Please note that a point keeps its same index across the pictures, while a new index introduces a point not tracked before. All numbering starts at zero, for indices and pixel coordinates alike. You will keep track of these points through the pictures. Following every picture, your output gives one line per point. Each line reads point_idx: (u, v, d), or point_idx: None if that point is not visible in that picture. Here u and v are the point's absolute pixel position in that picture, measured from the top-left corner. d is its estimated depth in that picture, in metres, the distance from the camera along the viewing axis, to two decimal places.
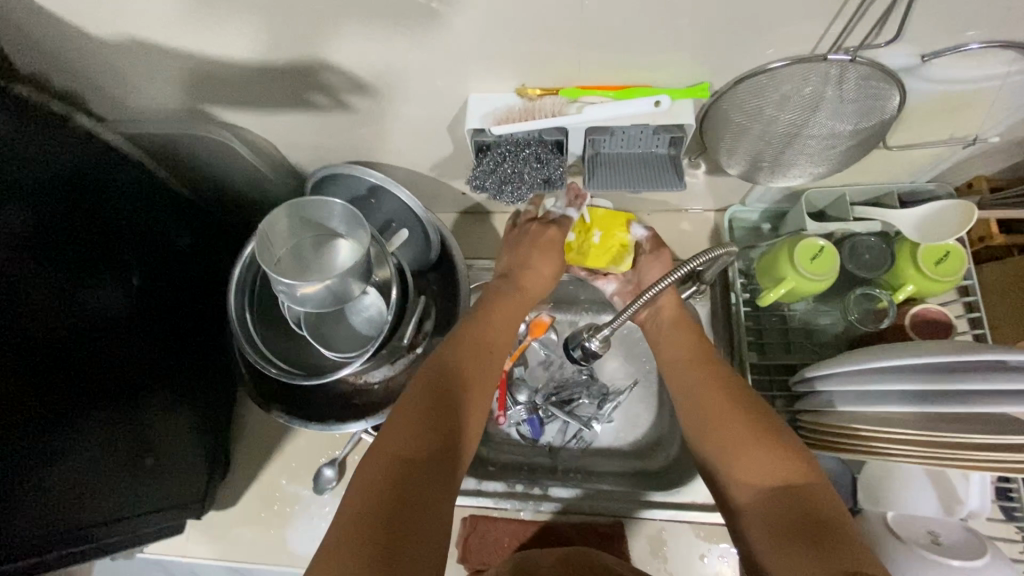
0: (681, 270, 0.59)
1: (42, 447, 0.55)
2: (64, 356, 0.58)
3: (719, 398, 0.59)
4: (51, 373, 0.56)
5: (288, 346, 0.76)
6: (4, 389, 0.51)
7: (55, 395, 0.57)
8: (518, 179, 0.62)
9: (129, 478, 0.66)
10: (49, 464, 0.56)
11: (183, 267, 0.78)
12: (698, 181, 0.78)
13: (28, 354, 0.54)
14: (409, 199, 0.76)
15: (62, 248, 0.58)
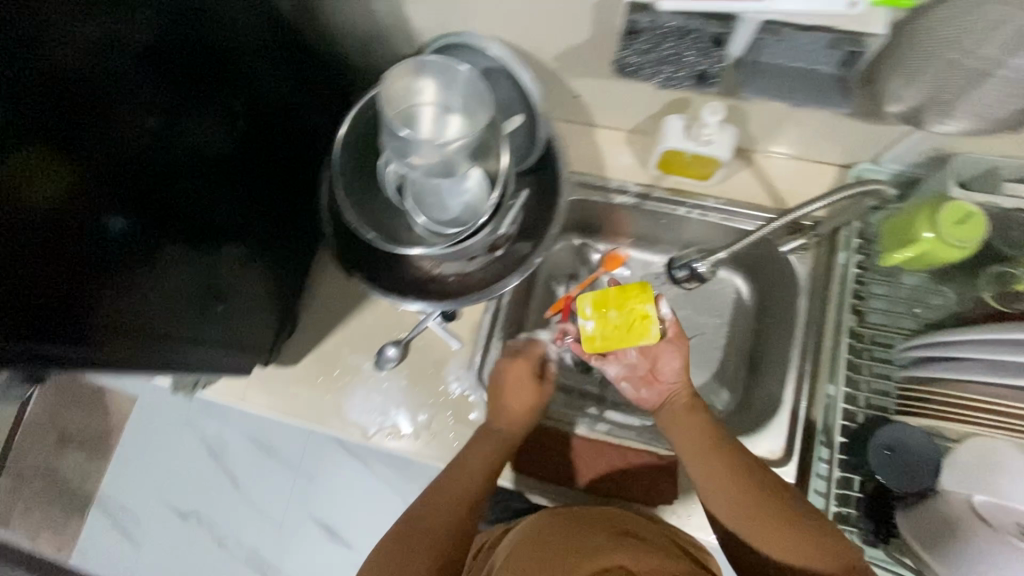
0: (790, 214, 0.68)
1: (127, 266, 0.54)
2: (160, 177, 0.57)
3: (735, 486, 0.64)
4: (147, 193, 0.55)
5: (378, 214, 0.73)
6: (96, 196, 0.50)
7: (148, 217, 0.56)
8: (674, 68, 0.58)
9: (200, 317, 0.67)
10: (130, 286, 0.55)
11: (286, 119, 0.76)
12: (837, 124, 0.72)
13: (126, 165, 0.53)
14: (529, 83, 0.72)
15: (178, 66, 0.56)
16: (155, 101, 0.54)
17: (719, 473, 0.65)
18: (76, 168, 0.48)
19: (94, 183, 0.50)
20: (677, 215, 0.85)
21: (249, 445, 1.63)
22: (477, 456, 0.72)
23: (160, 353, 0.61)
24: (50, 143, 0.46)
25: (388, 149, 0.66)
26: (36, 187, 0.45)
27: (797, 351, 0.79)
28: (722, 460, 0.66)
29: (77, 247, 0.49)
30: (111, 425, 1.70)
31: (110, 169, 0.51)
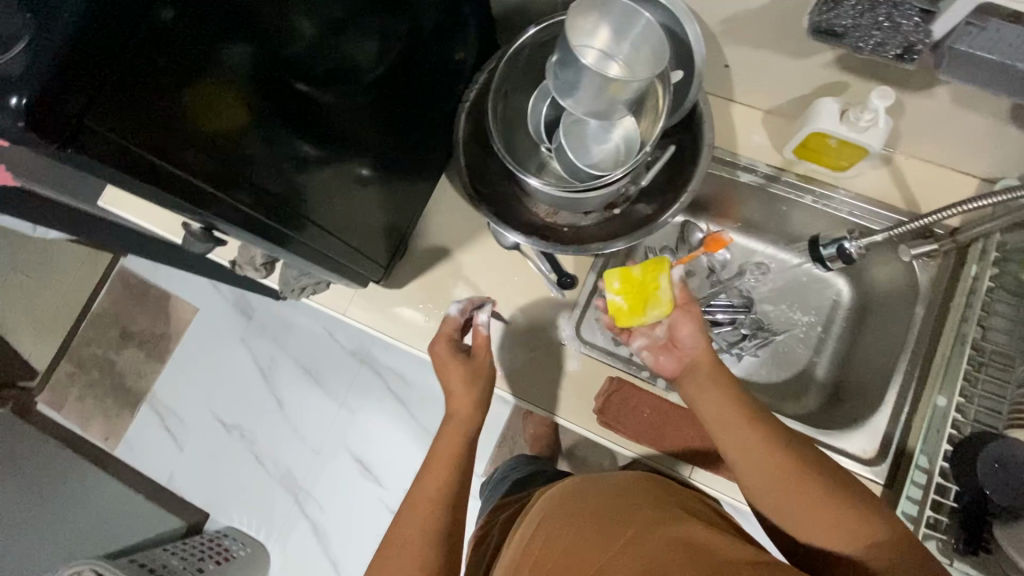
0: (931, 217, 0.70)
1: (253, 143, 0.56)
2: (298, 66, 0.58)
3: (777, 464, 0.60)
4: (282, 77, 0.56)
5: (520, 153, 0.78)
6: (243, 68, 0.51)
7: (277, 101, 0.57)
8: (886, 37, 0.54)
9: (319, 212, 0.69)
10: (255, 164, 0.57)
11: (434, 50, 0.79)
12: (1001, 132, 0.70)
13: (283, 64, 0.55)
14: (694, 38, 0.70)
15: None
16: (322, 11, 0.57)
17: (760, 448, 0.62)
18: (250, 59, 0.51)
19: (256, 76, 0.53)
20: (800, 202, 0.84)
21: (299, 372, 1.67)
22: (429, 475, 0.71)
23: (293, 244, 0.66)
24: (237, 33, 0.48)
25: (549, 79, 0.68)
26: (211, 69, 0.47)
27: (905, 357, 0.78)
28: (755, 435, 0.62)
29: (234, 132, 0.53)
30: (171, 330, 1.76)
31: (270, 67, 0.54)
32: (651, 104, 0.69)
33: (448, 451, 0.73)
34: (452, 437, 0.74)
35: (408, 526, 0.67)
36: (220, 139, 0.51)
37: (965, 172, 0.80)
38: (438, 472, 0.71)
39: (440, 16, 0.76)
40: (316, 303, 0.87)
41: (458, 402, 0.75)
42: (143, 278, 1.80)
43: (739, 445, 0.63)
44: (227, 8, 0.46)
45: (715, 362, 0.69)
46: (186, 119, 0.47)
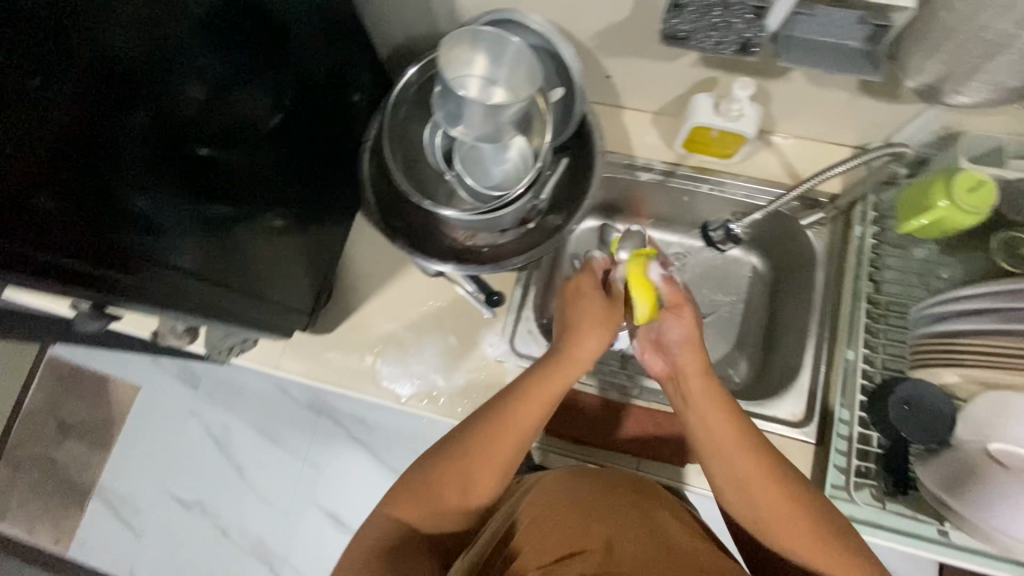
0: (806, 184, 0.75)
1: (160, 214, 0.56)
2: (196, 135, 0.59)
3: (772, 504, 0.60)
4: (181, 149, 0.57)
5: (426, 183, 0.79)
6: (136, 145, 0.51)
7: (181, 171, 0.58)
8: (722, 36, 0.59)
9: (235, 274, 0.69)
10: (164, 234, 0.57)
11: (329, 97, 0.80)
12: (856, 104, 0.77)
13: (175, 133, 0.56)
14: (569, 57, 0.75)
15: (224, 34, 0.58)
16: (209, 75, 0.58)
17: (753, 482, 0.61)
18: (137, 133, 0.51)
19: (146, 149, 0.53)
20: (699, 191, 0.89)
21: (255, 433, 1.62)
22: (521, 408, 0.65)
23: (208, 308, 0.65)
24: (116, 112, 0.48)
25: (438, 113, 0.70)
26: (100, 148, 0.48)
27: (815, 320, 0.83)
28: (754, 470, 0.61)
29: (130, 210, 0.52)
30: (114, 413, 1.67)
31: (162, 137, 0.54)
32: (539, 122, 0.73)
33: (549, 401, 0.67)
34: (552, 381, 0.67)
35: (465, 435, 0.65)
36: (119, 215, 0.51)
37: (838, 143, 0.87)
38: (532, 411, 0.66)
39: (331, 67, 0.78)
40: (246, 361, 0.86)
41: (584, 351, 0.69)
42: (76, 363, 1.71)
43: (729, 470, 0.63)
44: (111, 89, 0.47)
45: (714, 382, 0.66)
46: (72, 205, 0.47)
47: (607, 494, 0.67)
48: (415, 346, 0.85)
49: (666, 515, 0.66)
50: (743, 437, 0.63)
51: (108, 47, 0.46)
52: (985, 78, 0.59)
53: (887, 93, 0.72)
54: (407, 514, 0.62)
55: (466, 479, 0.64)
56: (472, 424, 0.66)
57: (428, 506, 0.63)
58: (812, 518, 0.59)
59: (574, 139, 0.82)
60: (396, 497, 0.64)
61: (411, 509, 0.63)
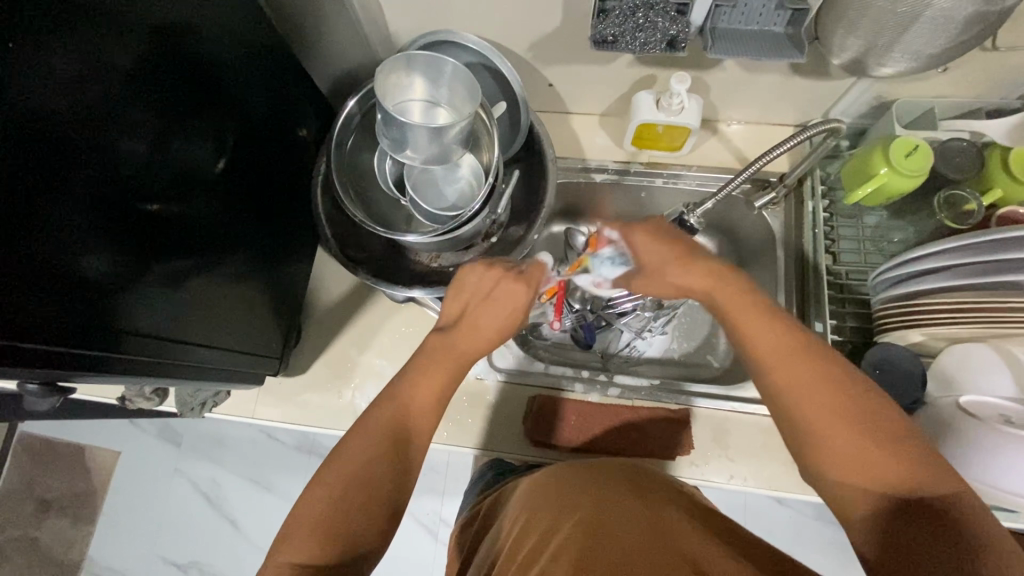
0: (754, 166, 0.74)
1: (112, 276, 0.54)
2: (142, 192, 0.57)
3: (829, 410, 0.49)
4: (129, 212, 0.56)
5: (383, 210, 0.78)
6: (81, 215, 0.50)
7: (133, 232, 0.56)
8: (648, 35, 0.60)
9: (198, 318, 0.66)
10: (119, 295, 0.55)
11: (273, 137, 0.80)
12: (791, 85, 0.79)
13: (117, 192, 0.54)
14: (508, 71, 0.76)
15: (158, 90, 0.57)
16: (144, 129, 0.56)
17: (801, 374, 0.51)
18: (76, 198, 0.50)
19: (88, 214, 0.51)
20: (654, 186, 0.90)
21: (245, 484, 1.57)
22: (410, 395, 0.60)
23: (171, 367, 0.63)
24: (51, 181, 0.47)
25: (383, 140, 0.69)
26: (40, 224, 0.47)
27: (782, 298, 0.84)
28: (807, 367, 0.51)
29: (81, 275, 0.51)
30: (94, 483, 1.61)
31: (103, 199, 0.52)
32: (485, 139, 0.75)
33: (440, 382, 0.62)
34: (444, 360, 0.63)
35: (362, 429, 0.57)
36: (69, 287, 0.49)
37: (780, 124, 0.89)
38: (426, 392, 0.60)
39: (272, 107, 0.78)
40: (221, 414, 0.83)
41: (483, 324, 0.65)
42: (48, 438, 1.64)
43: (774, 374, 0.52)
44: (44, 163, 0.46)
45: (732, 287, 0.59)
46: (19, 281, 0.45)
47: (588, 485, 0.65)
48: (393, 376, 0.84)
49: (667, 507, 0.60)
50: (784, 329, 0.54)
51: (31, 117, 0.45)
52: (904, 48, 0.61)
53: (818, 72, 0.75)
54: (310, 552, 0.50)
55: (368, 483, 0.54)
56: (369, 418, 0.59)
57: (336, 508, 0.53)
58: (872, 422, 0.48)
59: (524, 149, 0.82)
60: (287, 541, 0.51)
61: (320, 515, 0.52)
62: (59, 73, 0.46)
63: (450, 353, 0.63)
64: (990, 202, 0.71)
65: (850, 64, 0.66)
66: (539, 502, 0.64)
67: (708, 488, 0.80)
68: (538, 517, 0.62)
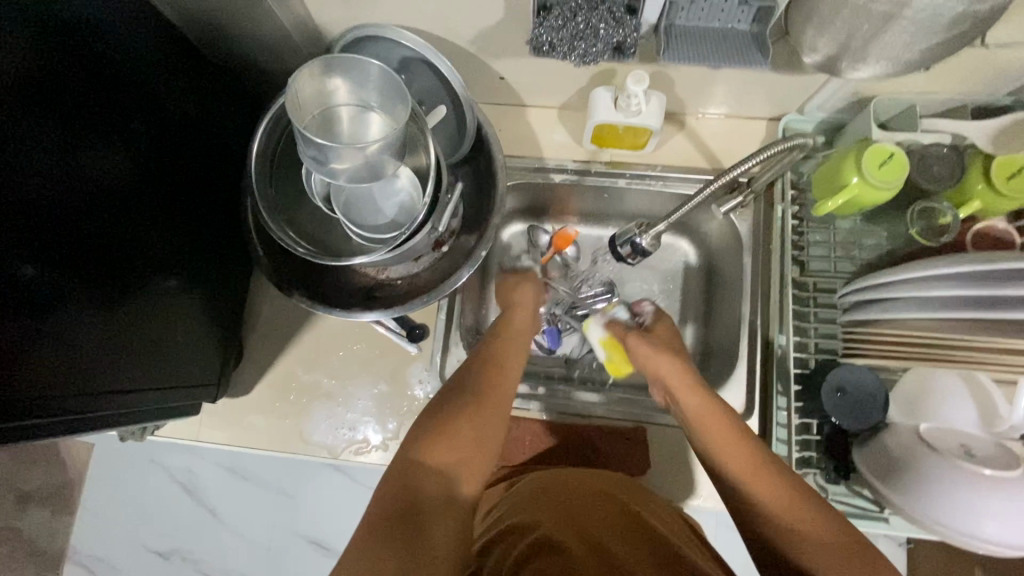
0: (733, 172, 0.66)
1: (22, 315, 0.48)
2: (54, 220, 0.51)
3: (743, 452, 0.60)
4: (41, 238, 0.50)
5: (317, 225, 0.72)
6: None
7: (45, 263, 0.51)
8: (592, 42, 0.53)
9: (129, 354, 0.61)
10: (28, 334, 0.49)
11: (203, 144, 0.73)
12: (761, 79, 0.72)
13: (16, 223, 0.48)
14: (449, 70, 0.68)
15: (65, 101, 0.51)
16: (43, 147, 0.50)
17: (710, 420, 0.64)
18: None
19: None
20: (618, 186, 0.84)
21: (222, 474, 1.56)
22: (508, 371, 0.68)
23: (95, 402, 0.57)
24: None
25: (304, 159, 0.62)
26: None
27: (747, 307, 0.80)
28: (727, 429, 0.62)
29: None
30: (70, 476, 1.60)
31: (2, 231, 0.46)
32: (421, 140, 0.68)
33: (517, 371, 0.70)
34: (506, 347, 0.72)
35: (465, 393, 0.63)
36: None
37: (752, 117, 0.82)
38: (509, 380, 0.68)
39: (197, 113, 0.71)
40: (162, 438, 0.80)
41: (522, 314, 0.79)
42: None
43: (707, 438, 0.63)
44: None
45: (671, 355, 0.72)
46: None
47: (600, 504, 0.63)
48: (344, 396, 0.80)
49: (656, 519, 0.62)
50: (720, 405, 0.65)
51: None
52: (878, 52, 0.54)
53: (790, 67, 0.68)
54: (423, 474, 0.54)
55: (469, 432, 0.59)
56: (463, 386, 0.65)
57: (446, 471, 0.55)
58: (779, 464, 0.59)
59: (473, 154, 0.76)
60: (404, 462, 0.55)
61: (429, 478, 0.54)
62: None
63: (512, 346, 0.72)
64: (967, 215, 0.68)
65: (822, 64, 0.59)
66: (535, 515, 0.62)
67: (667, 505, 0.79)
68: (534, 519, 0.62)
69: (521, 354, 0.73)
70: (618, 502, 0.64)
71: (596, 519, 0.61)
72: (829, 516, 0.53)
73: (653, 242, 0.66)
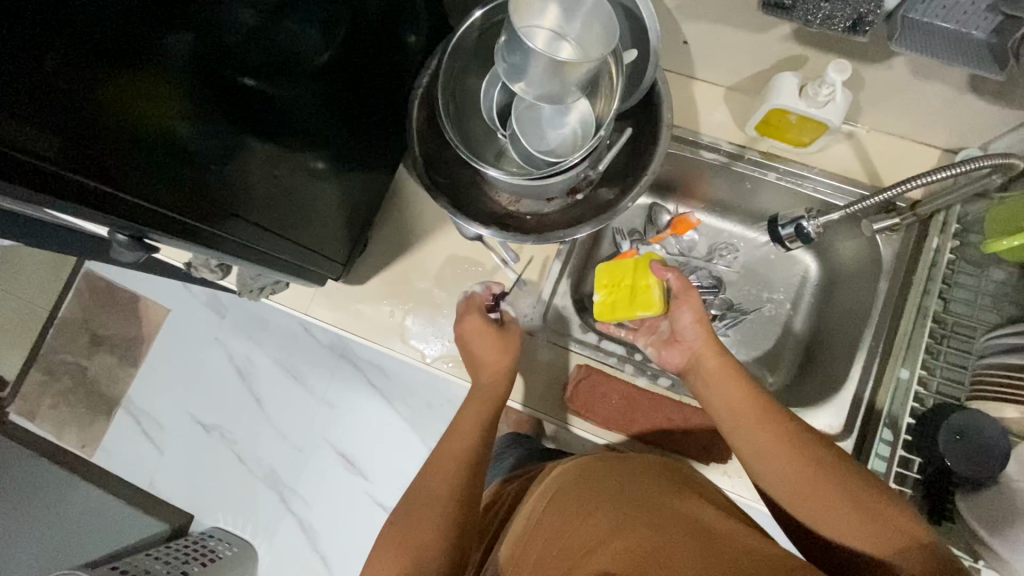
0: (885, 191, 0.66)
1: (193, 139, 0.52)
2: (239, 65, 0.55)
3: (765, 434, 0.61)
4: (223, 78, 0.53)
5: (477, 140, 0.75)
6: (183, 69, 0.49)
7: (220, 101, 0.54)
8: (834, 10, 0.53)
9: (267, 208, 0.65)
10: (195, 159, 0.53)
11: (386, 37, 0.75)
12: (960, 103, 0.69)
13: (211, 56, 0.51)
14: (650, 17, 0.68)
15: None
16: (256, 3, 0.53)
17: (737, 402, 0.64)
18: (171, 55, 0.47)
19: (176, 68, 0.48)
20: (765, 179, 0.83)
21: (276, 369, 1.63)
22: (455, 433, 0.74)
23: (231, 247, 0.61)
24: (155, 29, 0.44)
25: (500, 64, 0.65)
26: (143, 67, 0.45)
27: (870, 331, 0.78)
28: (754, 410, 0.63)
29: (172, 126, 0.49)
30: (142, 331, 1.70)
31: (195, 65, 0.50)
32: (606, 86, 0.69)
33: (475, 416, 0.75)
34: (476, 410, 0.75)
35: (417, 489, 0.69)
36: (149, 132, 0.47)
37: (928, 144, 0.79)
38: (463, 440, 0.73)
39: (392, 8, 0.73)
40: (276, 302, 0.85)
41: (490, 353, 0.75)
42: (109, 280, 1.72)
43: (728, 412, 0.65)
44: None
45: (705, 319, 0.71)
46: (92, 115, 0.42)
47: (621, 489, 0.59)
48: (448, 309, 0.84)
49: (701, 507, 0.56)
50: (746, 384, 0.65)
51: None
52: None
53: (999, 95, 0.65)
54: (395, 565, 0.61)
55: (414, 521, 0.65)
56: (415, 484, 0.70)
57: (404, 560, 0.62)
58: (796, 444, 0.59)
59: (639, 110, 0.76)
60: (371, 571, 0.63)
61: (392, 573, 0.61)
62: None
63: (478, 401, 0.76)
64: None
65: None
66: (562, 492, 0.61)
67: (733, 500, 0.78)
68: (546, 524, 0.58)
69: (476, 422, 0.75)
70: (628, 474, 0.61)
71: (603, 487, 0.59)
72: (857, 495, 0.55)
73: (815, 229, 0.73)
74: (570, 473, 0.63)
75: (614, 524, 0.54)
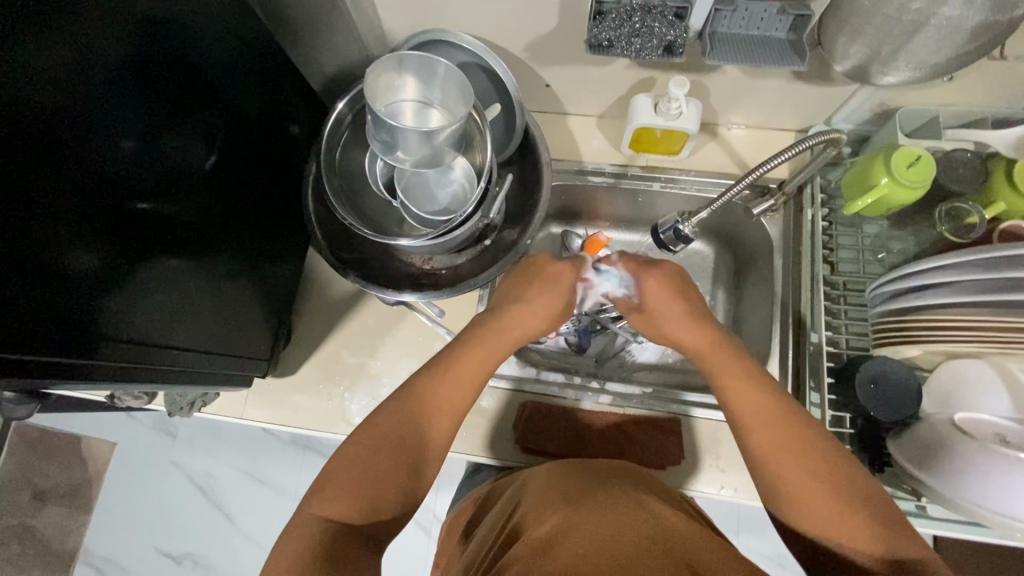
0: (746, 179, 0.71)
1: (89, 274, 0.51)
2: (124, 190, 0.54)
3: (772, 424, 0.58)
4: (110, 208, 0.53)
5: (374, 213, 0.79)
6: (67, 215, 0.48)
7: (114, 230, 0.53)
8: (645, 41, 0.61)
9: (182, 316, 0.63)
10: (98, 294, 0.52)
11: (269, 134, 0.78)
12: (793, 90, 0.77)
13: (98, 191, 0.51)
14: (504, 72, 0.74)
15: (148, 86, 0.55)
16: (129, 133, 0.53)
17: (740, 392, 0.61)
18: (49, 203, 0.47)
19: (62, 213, 0.48)
20: (652, 189, 0.89)
21: (240, 477, 1.54)
22: (458, 370, 0.64)
23: (148, 365, 0.59)
24: (25, 184, 0.44)
25: (373, 142, 0.69)
26: (20, 220, 0.44)
27: (778, 305, 0.83)
28: (762, 407, 0.59)
29: (63, 267, 0.48)
30: (88, 475, 1.59)
31: (79, 206, 0.49)
32: (478, 140, 0.74)
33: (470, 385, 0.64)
34: (475, 355, 0.66)
35: (392, 408, 0.59)
36: (37, 283, 0.46)
37: (782, 129, 0.87)
38: (455, 387, 0.63)
39: (269, 108, 0.77)
40: (210, 414, 0.83)
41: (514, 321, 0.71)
42: (43, 428, 1.62)
43: (735, 405, 0.61)
44: (30, 149, 0.44)
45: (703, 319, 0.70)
46: None
47: (582, 488, 0.59)
48: (386, 378, 0.84)
49: (661, 506, 0.57)
50: (747, 371, 0.63)
51: (22, 111, 0.43)
52: (909, 57, 0.58)
53: (820, 78, 0.73)
54: (348, 511, 0.52)
55: (383, 461, 0.55)
56: (387, 411, 0.59)
57: (361, 491, 0.53)
58: (801, 438, 0.56)
59: (520, 153, 0.81)
60: (318, 496, 0.53)
61: (344, 504, 0.52)
62: (36, 62, 0.44)
63: (482, 348, 0.67)
64: (991, 216, 0.71)
65: (854, 71, 0.63)
66: (537, 493, 0.61)
67: (698, 497, 0.80)
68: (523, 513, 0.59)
69: (485, 369, 0.66)
70: (605, 478, 0.62)
71: (578, 490, 0.59)
72: (849, 495, 0.52)
73: (693, 229, 0.77)
74: (547, 480, 0.63)
75: (568, 519, 0.55)
